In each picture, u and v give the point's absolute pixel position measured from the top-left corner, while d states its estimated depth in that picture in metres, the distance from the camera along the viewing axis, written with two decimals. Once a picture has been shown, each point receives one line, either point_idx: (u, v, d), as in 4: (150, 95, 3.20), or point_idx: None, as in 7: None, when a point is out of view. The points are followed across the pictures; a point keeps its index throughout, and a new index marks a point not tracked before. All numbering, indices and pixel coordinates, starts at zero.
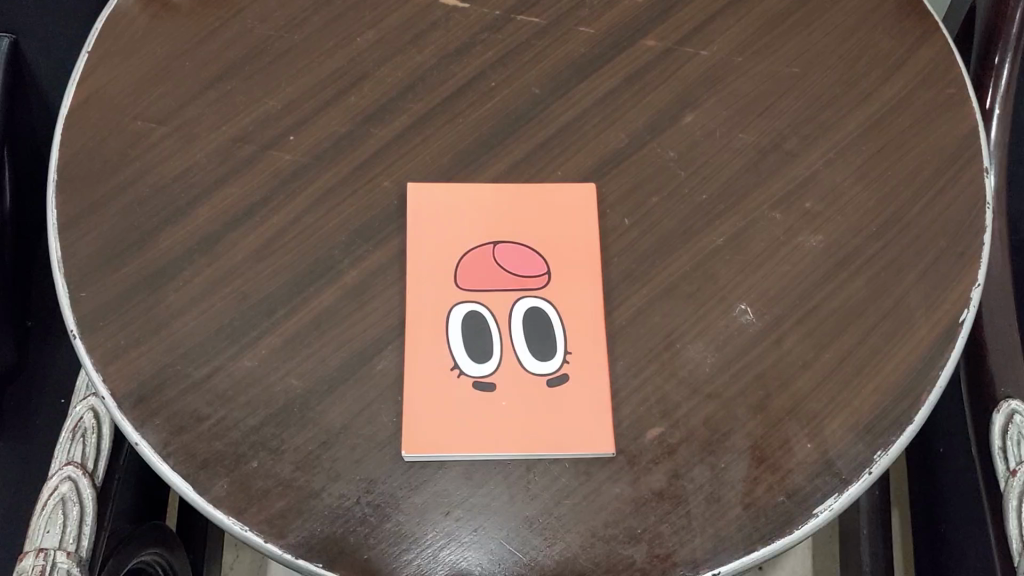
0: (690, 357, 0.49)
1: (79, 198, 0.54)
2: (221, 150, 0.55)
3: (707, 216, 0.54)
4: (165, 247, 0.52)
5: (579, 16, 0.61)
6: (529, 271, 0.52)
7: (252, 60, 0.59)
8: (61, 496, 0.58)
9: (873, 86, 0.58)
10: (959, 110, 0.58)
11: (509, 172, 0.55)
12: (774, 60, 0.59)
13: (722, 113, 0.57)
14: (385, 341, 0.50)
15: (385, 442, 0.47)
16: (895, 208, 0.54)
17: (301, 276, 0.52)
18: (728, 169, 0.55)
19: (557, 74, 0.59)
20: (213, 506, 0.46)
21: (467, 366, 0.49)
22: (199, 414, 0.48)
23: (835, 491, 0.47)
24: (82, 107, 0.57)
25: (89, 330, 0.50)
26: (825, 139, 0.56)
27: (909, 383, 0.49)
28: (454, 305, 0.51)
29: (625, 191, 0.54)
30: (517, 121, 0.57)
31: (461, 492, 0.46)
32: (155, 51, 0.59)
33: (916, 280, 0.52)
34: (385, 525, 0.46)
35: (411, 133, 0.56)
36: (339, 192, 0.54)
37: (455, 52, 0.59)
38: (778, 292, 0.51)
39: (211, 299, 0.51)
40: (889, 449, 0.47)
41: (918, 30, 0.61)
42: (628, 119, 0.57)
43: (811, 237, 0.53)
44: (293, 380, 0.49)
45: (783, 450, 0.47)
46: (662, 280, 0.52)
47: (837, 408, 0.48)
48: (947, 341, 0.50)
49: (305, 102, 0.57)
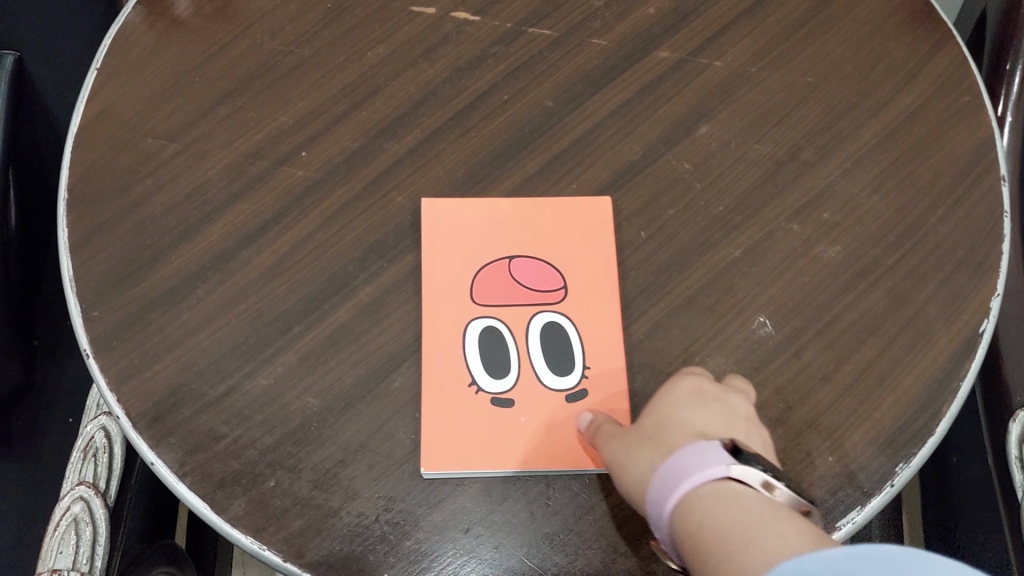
0: (709, 371, 0.49)
1: (92, 216, 0.53)
2: (233, 167, 0.55)
3: (724, 228, 0.53)
4: (178, 264, 0.52)
5: (591, 27, 0.60)
6: (546, 284, 0.52)
7: (262, 76, 0.58)
8: (74, 516, 0.60)
9: (890, 95, 0.58)
10: (976, 118, 0.57)
11: (524, 186, 0.55)
12: (791, 70, 0.59)
13: (738, 123, 0.57)
14: (401, 357, 0.49)
15: (403, 460, 0.47)
16: (914, 218, 0.53)
17: (316, 293, 0.51)
18: (744, 180, 0.55)
19: (570, 87, 0.58)
20: (230, 525, 0.46)
21: (485, 382, 0.49)
22: (216, 432, 0.48)
23: (858, 504, 0.46)
24: (92, 125, 0.56)
25: (103, 349, 0.50)
26: (842, 149, 0.56)
27: (930, 394, 0.48)
28: (471, 321, 0.51)
29: (640, 204, 0.54)
30: (530, 135, 0.56)
31: (481, 509, 0.46)
32: (165, 67, 0.58)
33: (935, 290, 0.51)
34: (405, 543, 0.45)
35: (423, 148, 0.56)
36: (353, 208, 0.54)
37: (466, 66, 0.59)
38: (797, 304, 0.51)
39: (226, 317, 0.50)
40: (912, 461, 0.47)
41: (934, 38, 0.60)
42: (643, 131, 0.57)
43: (828, 248, 0.53)
44: (310, 398, 0.48)
45: (805, 464, 0.47)
46: (679, 293, 0.51)
47: (859, 420, 0.48)
48: (968, 352, 0.50)
49: (317, 118, 0.57)
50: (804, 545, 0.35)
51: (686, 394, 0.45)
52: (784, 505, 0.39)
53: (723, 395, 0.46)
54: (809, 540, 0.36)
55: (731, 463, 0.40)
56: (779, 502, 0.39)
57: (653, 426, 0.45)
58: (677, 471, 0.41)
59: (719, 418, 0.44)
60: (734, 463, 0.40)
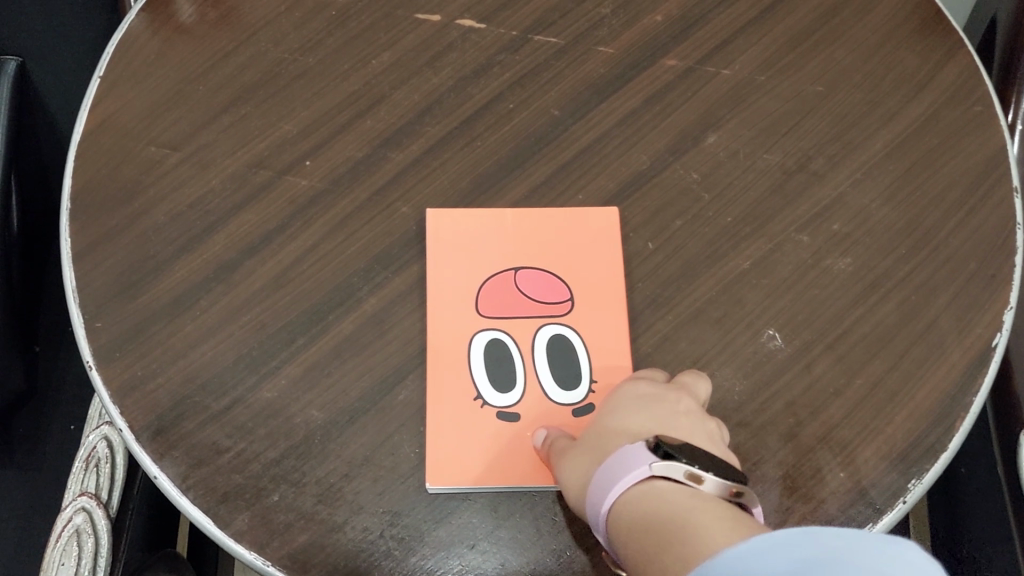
0: (718, 385, 0.49)
1: (94, 225, 0.53)
2: (237, 176, 0.54)
3: (734, 239, 0.53)
4: (182, 275, 0.51)
5: (598, 35, 0.60)
6: (552, 296, 0.51)
7: (266, 84, 0.58)
8: (77, 527, 0.60)
9: (900, 104, 0.57)
10: (989, 128, 0.56)
11: (530, 196, 0.54)
12: (800, 78, 0.58)
13: (747, 133, 0.56)
14: (406, 370, 0.49)
15: (408, 475, 0.46)
16: (925, 230, 0.53)
17: (320, 305, 0.51)
18: (754, 190, 0.54)
19: (577, 95, 0.57)
20: (234, 540, 0.45)
21: (490, 396, 0.49)
22: (219, 446, 0.47)
23: (869, 521, 0.46)
24: (94, 133, 0.56)
25: (105, 361, 0.49)
26: (853, 159, 0.55)
27: (942, 410, 0.48)
28: (477, 334, 0.50)
29: (648, 214, 0.53)
30: (537, 145, 0.56)
31: (487, 525, 0.46)
32: (168, 75, 0.58)
33: (947, 303, 0.51)
34: (410, 559, 0.45)
35: (428, 158, 0.55)
36: (357, 218, 0.53)
37: (471, 74, 0.58)
38: (807, 317, 0.50)
39: (229, 329, 0.50)
40: (924, 478, 0.46)
41: (945, 46, 0.59)
42: (650, 140, 0.56)
43: (839, 260, 0.52)
44: (314, 412, 0.48)
45: (816, 479, 0.46)
46: (688, 305, 0.51)
47: (870, 436, 0.47)
48: (981, 367, 0.49)
49: (321, 127, 0.56)
50: (710, 530, 0.38)
51: (630, 399, 0.46)
52: (710, 493, 0.41)
53: (671, 392, 0.46)
54: (719, 525, 0.38)
55: (655, 460, 0.42)
56: (704, 491, 0.41)
57: (597, 433, 0.46)
58: (605, 477, 0.43)
59: (662, 420, 0.45)
60: (656, 461, 0.42)
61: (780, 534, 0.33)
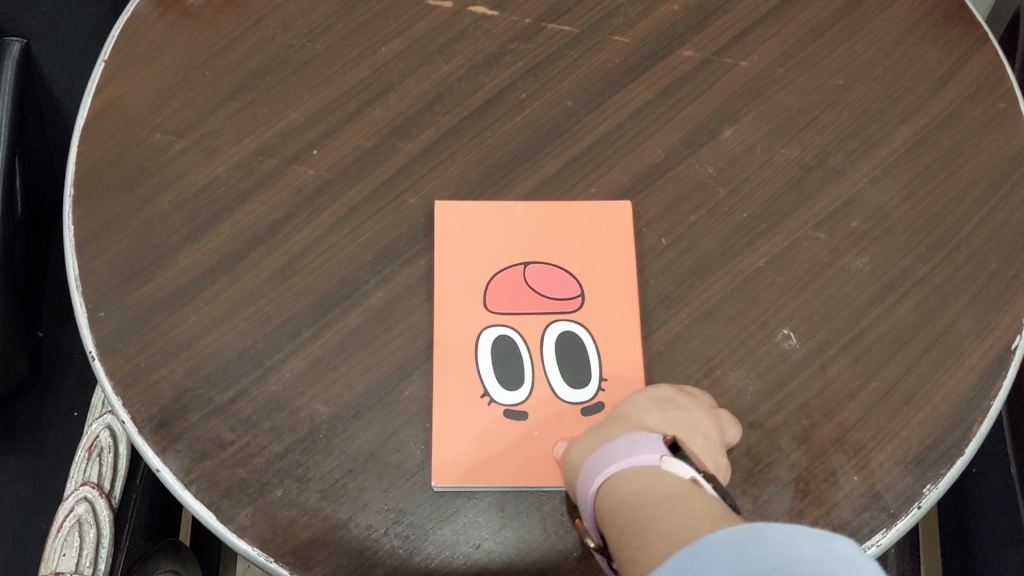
0: (730, 385, 0.48)
1: (98, 212, 0.52)
2: (243, 164, 0.53)
3: (749, 235, 0.52)
4: (186, 264, 0.50)
5: (613, 24, 0.58)
6: (563, 292, 0.50)
7: (274, 70, 0.57)
8: (78, 517, 0.61)
9: (922, 99, 0.56)
10: (1013, 124, 0.55)
11: (541, 188, 0.53)
12: (819, 71, 0.57)
13: (763, 126, 0.55)
14: (413, 365, 0.48)
15: (414, 471, 0.46)
16: (944, 228, 0.52)
17: (326, 297, 0.50)
18: (771, 185, 0.53)
19: (590, 86, 0.56)
20: (236, 535, 0.44)
21: (497, 394, 0.48)
22: (222, 440, 0.46)
23: (883, 526, 0.45)
24: (97, 119, 0.55)
25: (107, 352, 0.48)
26: (872, 155, 0.54)
27: (960, 414, 0.47)
28: (485, 330, 0.49)
29: (662, 209, 0.52)
30: (549, 136, 0.55)
31: (493, 524, 0.45)
32: (174, 60, 0.57)
33: (966, 305, 0.50)
34: (414, 558, 0.44)
35: (438, 148, 0.54)
36: (365, 209, 0.52)
37: (484, 62, 0.57)
38: (823, 316, 0.49)
39: (234, 320, 0.49)
40: (939, 483, 0.46)
41: (967, 40, 0.58)
42: (664, 133, 0.55)
43: (856, 258, 0.51)
44: (318, 407, 0.47)
45: (829, 482, 0.46)
46: (701, 302, 0.50)
47: (885, 439, 0.46)
48: (1000, 371, 0.48)
49: (329, 115, 0.55)
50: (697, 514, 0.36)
51: (652, 402, 0.45)
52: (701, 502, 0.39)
53: (697, 408, 0.45)
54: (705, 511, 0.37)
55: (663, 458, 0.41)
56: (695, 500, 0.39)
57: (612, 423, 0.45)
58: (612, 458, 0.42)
59: (685, 424, 0.44)
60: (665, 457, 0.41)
61: (723, 532, 0.31)
